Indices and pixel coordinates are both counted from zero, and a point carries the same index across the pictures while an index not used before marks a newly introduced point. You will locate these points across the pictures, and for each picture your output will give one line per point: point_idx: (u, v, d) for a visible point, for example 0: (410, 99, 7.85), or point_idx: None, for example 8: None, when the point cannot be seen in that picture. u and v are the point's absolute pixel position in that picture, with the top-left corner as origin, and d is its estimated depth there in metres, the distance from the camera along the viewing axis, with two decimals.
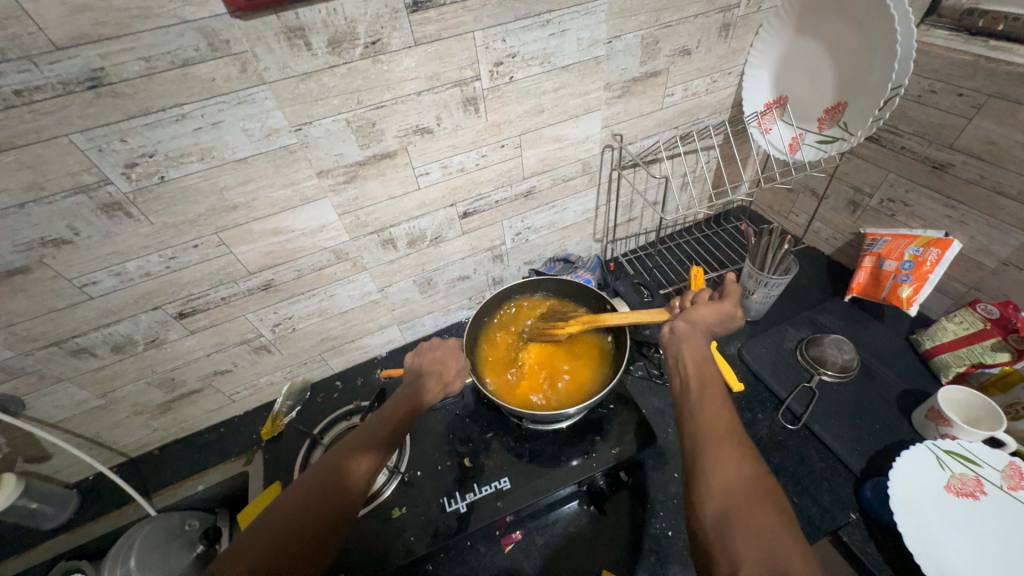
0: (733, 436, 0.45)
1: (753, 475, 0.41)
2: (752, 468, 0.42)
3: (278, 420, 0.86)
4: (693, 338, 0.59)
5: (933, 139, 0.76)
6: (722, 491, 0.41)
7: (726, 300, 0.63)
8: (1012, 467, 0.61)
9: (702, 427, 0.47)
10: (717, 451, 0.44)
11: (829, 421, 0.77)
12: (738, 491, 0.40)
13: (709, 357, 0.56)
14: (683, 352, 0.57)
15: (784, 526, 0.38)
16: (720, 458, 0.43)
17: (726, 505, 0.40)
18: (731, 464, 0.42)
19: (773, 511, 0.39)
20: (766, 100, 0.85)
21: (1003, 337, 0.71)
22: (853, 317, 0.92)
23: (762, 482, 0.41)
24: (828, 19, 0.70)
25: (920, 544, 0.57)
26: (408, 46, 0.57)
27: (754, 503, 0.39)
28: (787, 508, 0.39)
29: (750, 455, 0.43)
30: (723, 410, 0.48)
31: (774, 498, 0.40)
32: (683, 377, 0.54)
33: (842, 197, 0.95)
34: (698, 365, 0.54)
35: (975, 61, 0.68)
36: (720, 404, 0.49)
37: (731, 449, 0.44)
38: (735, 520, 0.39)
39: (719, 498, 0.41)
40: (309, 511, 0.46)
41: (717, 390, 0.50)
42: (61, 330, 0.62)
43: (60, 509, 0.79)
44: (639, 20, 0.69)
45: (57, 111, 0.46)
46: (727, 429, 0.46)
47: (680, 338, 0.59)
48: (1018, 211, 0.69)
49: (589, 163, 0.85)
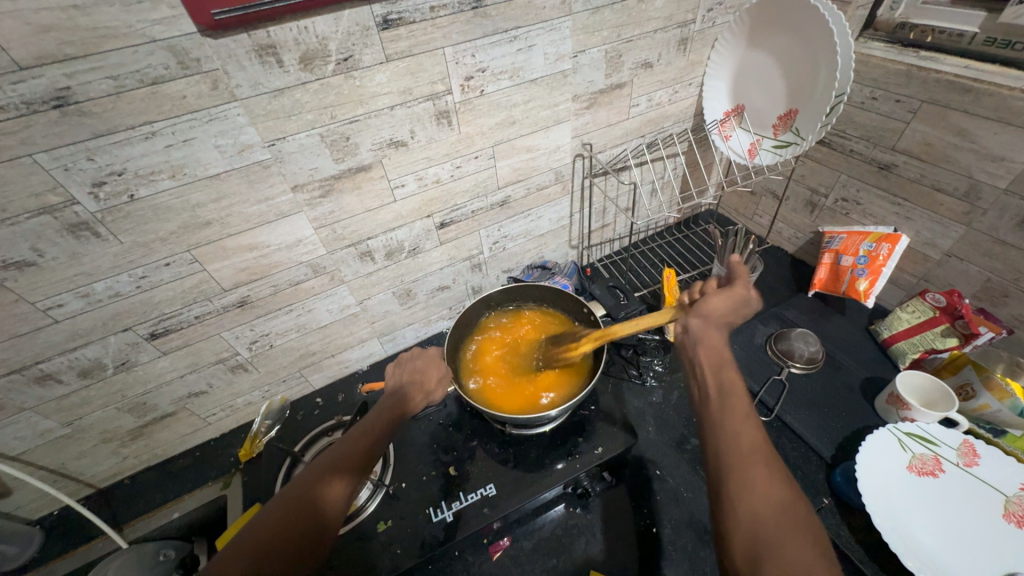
0: (762, 456, 0.42)
1: (786, 503, 0.39)
2: (785, 495, 0.39)
3: (256, 441, 0.84)
4: (708, 334, 0.54)
5: (877, 142, 0.82)
6: (755, 520, 0.38)
7: (738, 286, 0.57)
8: (966, 445, 0.65)
9: (728, 446, 0.43)
10: (748, 475, 0.40)
11: (799, 411, 0.80)
12: (771, 520, 0.38)
13: (726, 359, 0.51)
14: (699, 355, 0.53)
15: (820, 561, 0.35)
16: (752, 484, 0.40)
17: (759, 539, 0.37)
18: (763, 491, 0.39)
19: (809, 546, 0.36)
20: (725, 109, 0.90)
21: (951, 323, 0.76)
22: (817, 311, 0.97)
23: (796, 509, 0.38)
24: (775, 34, 0.76)
25: (886, 523, 0.60)
26: (380, 63, 0.58)
27: (789, 533, 0.37)
28: (823, 541, 0.37)
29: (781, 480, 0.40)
30: (751, 426, 0.44)
31: (808, 530, 0.37)
32: (701, 387, 0.50)
33: (800, 198, 1.00)
34: (715, 373, 0.50)
35: (909, 70, 0.74)
36: (747, 415, 0.45)
37: (762, 473, 0.41)
38: (769, 556, 0.36)
39: (751, 531, 0.38)
40: (281, 537, 0.45)
41: (742, 402, 0.46)
42: (23, 356, 0.59)
43: (22, 548, 0.74)
44: (602, 35, 0.73)
45: (20, 131, 0.45)
46: (758, 449, 0.42)
47: (695, 333, 0.55)
48: (955, 206, 0.75)
49: (561, 171, 0.88)
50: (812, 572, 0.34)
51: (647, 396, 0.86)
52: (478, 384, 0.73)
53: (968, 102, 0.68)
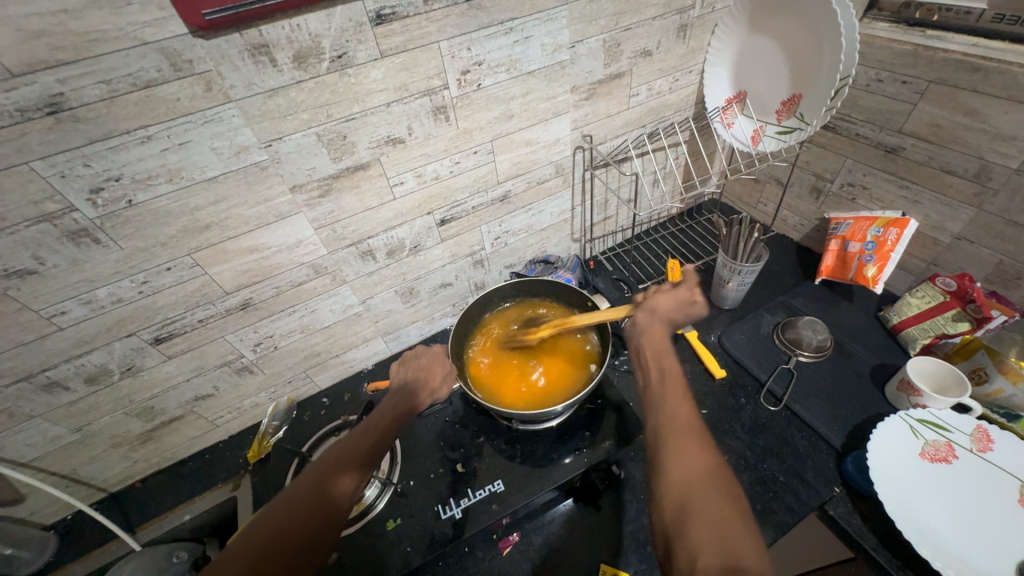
0: (695, 429, 0.46)
1: (713, 467, 0.42)
2: (711, 462, 0.43)
3: (264, 441, 0.84)
4: (652, 327, 0.60)
5: (883, 124, 0.80)
6: (684, 481, 0.41)
7: (683, 287, 0.65)
8: (979, 430, 0.64)
9: (664, 420, 0.47)
10: (680, 445, 0.44)
11: (808, 400, 0.79)
12: (697, 483, 0.41)
13: (671, 348, 0.57)
14: (644, 343, 0.58)
15: (737, 517, 0.38)
16: (681, 451, 0.43)
17: (686, 497, 0.40)
18: (690, 459, 0.43)
19: (729, 506, 0.39)
20: (727, 96, 0.89)
21: (962, 307, 0.75)
22: (824, 299, 0.95)
23: (722, 470, 0.42)
24: (777, 17, 0.74)
25: (900, 511, 0.59)
26: (374, 59, 0.57)
27: (712, 494, 0.40)
28: (742, 500, 0.40)
29: (709, 449, 0.44)
30: (686, 404, 0.48)
31: (729, 489, 0.41)
32: (644, 371, 0.55)
33: (805, 185, 0.99)
34: (657, 359, 0.55)
35: (915, 50, 0.72)
36: (684, 394, 0.50)
37: (691, 443, 0.44)
38: (693, 515, 0.39)
39: (679, 490, 0.41)
40: (286, 529, 0.45)
41: (679, 384, 0.51)
42: (30, 364, 0.60)
43: (37, 553, 0.75)
44: (600, 24, 0.71)
45: (16, 139, 0.45)
46: (688, 422, 0.47)
47: (641, 326, 0.61)
48: (965, 188, 0.74)
49: (561, 164, 0.87)
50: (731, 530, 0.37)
51: None
52: (485, 379, 0.73)
53: (977, 81, 0.67)
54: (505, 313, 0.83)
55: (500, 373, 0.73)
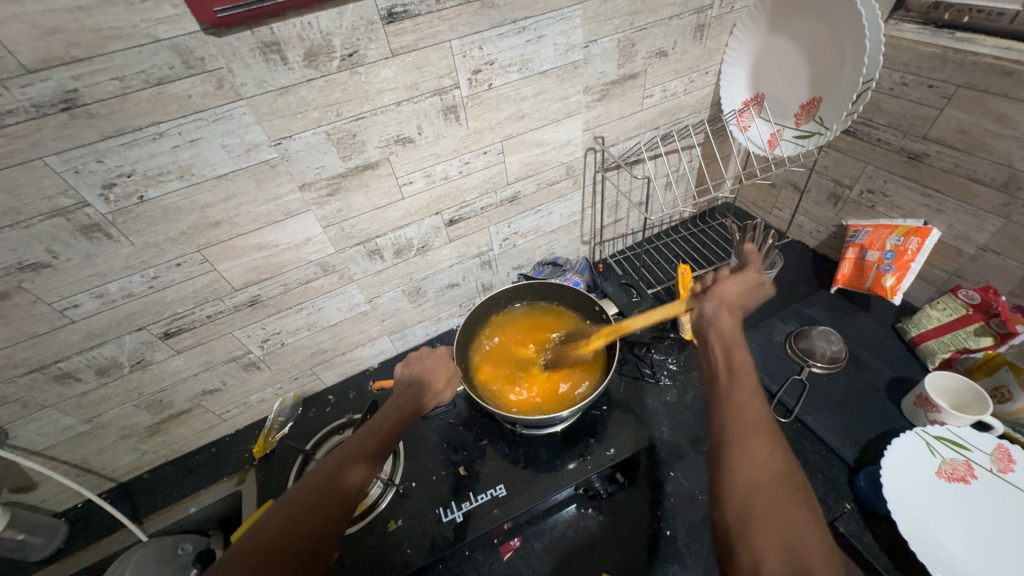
0: (766, 431, 0.44)
1: (784, 472, 0.40)
2: (783, 466, 0.41)
3: (270, 437, 0.86)
4: (722, 319, 0.58)
5: (907, 130, 0.78)
6: (752, 481, 0.40)
7: (750, 271, 0.64)
8: (1000, 450, 0.62)
9: (730, 415, 0.45)
10: (749, 443, 0.42)
11: (821, 413, 0.77)
12: (766, 487, 0.39)
13: (740, 340, 0.54)
14: (713, 335, 0.56)
15: (809, 530, 0.37)
16: (750, 450, 0.42)
17: (750, 505, 0.39)
18: (761, 460, 0.41)
19: (802, 517, 0.38)
20: (743, 99, 0.87)
21: (985, 322, 0.72)
22: (840, 308, 0.93)
23: (793, 478, 0.40)
24: (799, 18, 0.72)
25: (915, 532, 0.57)
26: (385, 57, 0.57)
27: (784, 501, 0.38)
28: (814, 510, 0.39)
29: (780, 451, 0.42)
30: (757, 401, 0.46)
31: (803, 500, 0.39)
32: (712, 362, 0.52)
33: (823, 190, 0.96)
34: (727, 351, 0.53)
35: (943, 53, 0.70)
36: (754, 390, 0.47)
37: (762, 443, 0.42)
38: (759, 519, 0.38)
39: (744, 490, 0.40)
40: (288, 541, 0.44)
41: (749, 378, 0.49)
42: (43, 355, 0.61)
43: (48, 539, 0.77)
44: (615, 24, 0.70)
45: (31, 134, 0.46)
46: (760, 422, 0.44)
47: (710, 317, 0.58)
48: (992, 198, 0.71)
49: (572, 166, 0.86)
50: (801, 536, 0.36)
51: (660, 395, 0.83)
52: (491, 385, 0.71)
53: (1009, 86, 0.64)
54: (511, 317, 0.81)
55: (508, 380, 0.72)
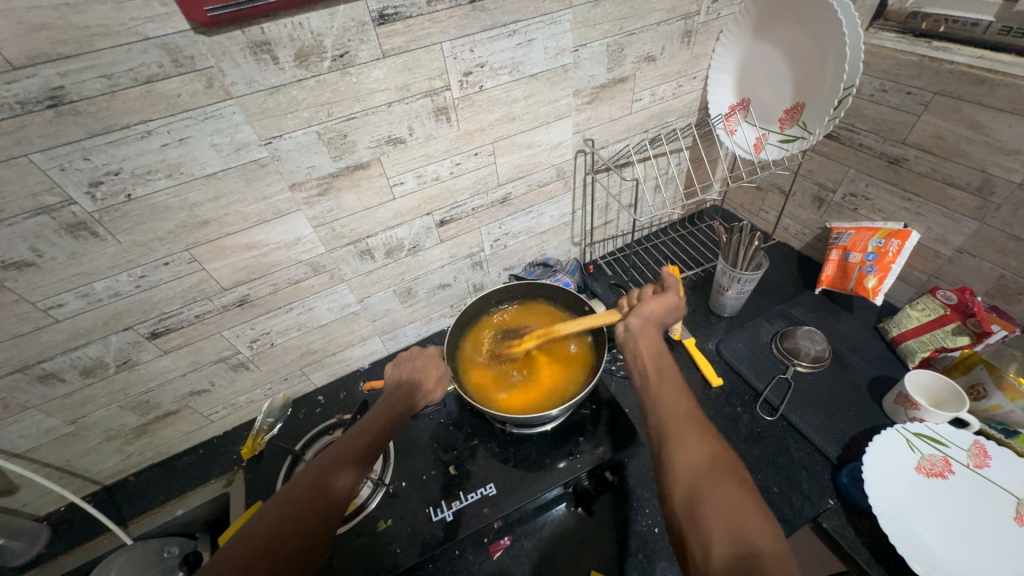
0: (695, 419, 0.46)
1: (717, 454, 0.42)
2: (715, 449, 0.43)
3: (258, 438, 0.85)
4: (647, 333, 0.60)
5: (886, 135, 0.80)
6: (690, 472, 0.41)
7: (670, 292, 0.64)
8: (976, 446, 0.64)
9: (662, 414, 0.47)
10: (680, 437, 0.44)
11: (805, 411, 0.79)
12: (704, 473, 0.41)
13: (664, 347, 0.57)
14: (639, 345, 0.58)
15: (751, 505, 0.38)
16: (682, 443, 0.43)
17: (693, 493, 0.40)
18: (694, 448, 0.43)
19: (742, 493, 0.39)
20: (731, 103, 0.88)
21: (962, 321, 0.74)
22: (823, 309, 0.95)
23: (726, 456, 0.42)
24: (781, 26, 0.74)
25: (895, 526, 0.58)
26: (376, 59, 0.57)
27: (721, 482, 0.40)
28: (749, 482, 0.40)
29: (710, 436, 0.44)
30: (683, 395, 0.48)
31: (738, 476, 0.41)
32: (641, 371, 0.54)
33: (807, 194, 0.99)
34: (654, 358, 0.55)
35: (920, 61, 0.72)
36: (680, 385, 0.50)
37: (692, 433, 0.44)
38: (702, 506, 0.38)
39: (685, 481, 0.41)
40: (277, 543, 0.44)
41: (675, 376, 0.51)
42: (26, 355, 0.60)
43: (29, 543, 0.75)
44: (605, 28, 0.71)
45: (16, 131, 0.45)
46: (688, 413, 0.46)
47: (635, 331, 0.60)
48: (967, 201, 0.73)
49: (563, 168, 0.86)
50: (743, 513, 0.37)
51: None
52: (477, 386, 0.72)
53: (982, 93, 0.66)
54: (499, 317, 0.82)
55: (491, 382, 0.72)
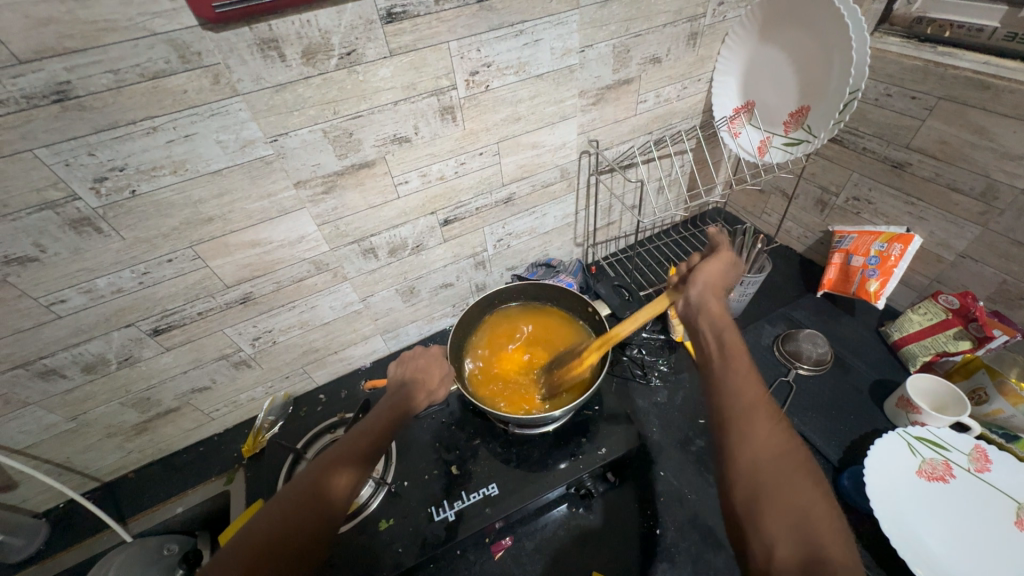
0: (766, 410, 0.43)
1: (787, 450, 0.40)
2: (786, 445, 0.40)
3: (259, 436, 0.84)
4: (710, 305, 0.55)
5: (891, 139, 0.80)
6: (757, 464, 0.40)
7: (723, 252, 0.60)
8: (978, 450, 0.64)
9: (730, 401, 0.44)
10: (749, 428, 0.42)
11: (806, 414, 0.79)
12: (773, 468, 0.39)
13: (732, 324, 0.52)
14: (703, 322, 0.54)
15: (820, 506, 0.37)
16: (752, 435, 0.41)
17: (758, 488, 0.38)
18: (763, 440, 0.41)
19: (812, 492, 0.37)
20: (734, 105, 0.88)
21: (964, 326, 0.74)
22: (825, 313, 0.95)
23: (798, 452, 0.40)
24: (787, 28, 0.74)
25: (897, 529, 0.59)
26: (383, 57, 0.57)
27: (791, 478, 0.38)
28: (821, 481, 0.39)
29: (781, 429, 0.42)
30: (755, 384, 0.45)
31: (808, 473, 0.39)
32: (703, 348, 0.51)
33: (810, 197, 0.99)
34: (720, 336, 0.51)
35: (925, 66, 0.72)
36: (751, 373, 0.46)
37: (763, 424, 0.42)
38: (767, 501, 0.37)
39: (750, 474, 0.39)
40: (276, 545, 0.44)
41: (744, 361, 0.48)
42: (27, 351, 0.59)
43: (28, 540, 0.75)
44: (611, 29, 0.71)
45: (21, 125, 0.45)
46: (758, 403, 0.44)
47: (697, 304, 0.56)
48: (971, 206, 0.73)
49: (567, 168, 0.86)
50: (812, 514, 0.36)
51: (651, 396, 0.85)
52: (483, 386, 0.72)
53: (987, 99, 0.66)
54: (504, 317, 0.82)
55: (495, 383, 0.72)
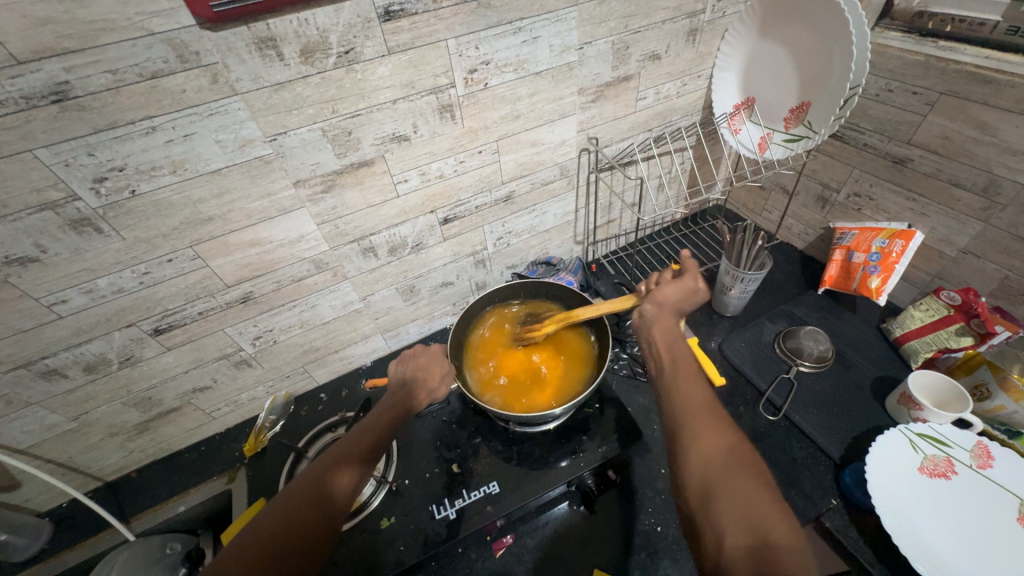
0: (711, 411, 0.45)
1: (733, 447, 0.42)
2: (732, 442, 0.42)
3: (260, 435, 0.85)
4: (663, 319, 0.59)
5: (892, 135, 0.80)
6: (706, 463, 0.41)
7: (687, 276, 0.63)
8: (979, 446, 0.64)
9: (679, 405, 0.46)
10: (696, 429, 0.43)
11: (808, 411, 0.79)
12: (719, 466, 0.40)
13: (680, 336, 0.56)
14: (655, 334, 0.57)
15: (765, 497, 0.38)
16: (698, 436, 0.43)
17: (709, 482, 0.40)
18: (710, 440, 0.42)
19: (756, 484, 0.39)
20: (735, 102, 0.87)
21: (966, 322, 0.74)
22: (827, 309, 0.95)
23: (742, 448, 0.42)
24: (788, 24, 0.73)
25: (899, 527, 0.58)
26: (381, 55, 0.57)
27: (736, 474, 0.39)
28: (765, 473, 0.40)
29: (726, 427, 0.43)
30: (700, 387, 0.47)
31: (753, 466, 0.40)
32: (657, 360, 0.54)
33: (811, 193, 0.98)
34: (670, 346, 0.54)
35: (926, 61, 0.72)
36: (697, 377, 0.49)
37: (708, 425, 0.43)
38: (716, 498, 0.38)
39: (700, 473, 0.41)
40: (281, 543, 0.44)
41: (692, 367, 0.50)
42: (29, 351, 0.60)
43: (32, 539, 0.75)
44: (610, 26, 0.71)
45: (21, 126, 0.45)
46: (704, 405, 0.46)
47: (650, 317, 0.59)
48: (973, 202, 0.73)
49: (566, 166, 0.86)
50: (757, 505, 0.37)
51: (652, 394, 0.85)
52: (483, 382, 0.72)
53: (989, 94, 0.66)
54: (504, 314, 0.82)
55: (496, 378, 0.72)
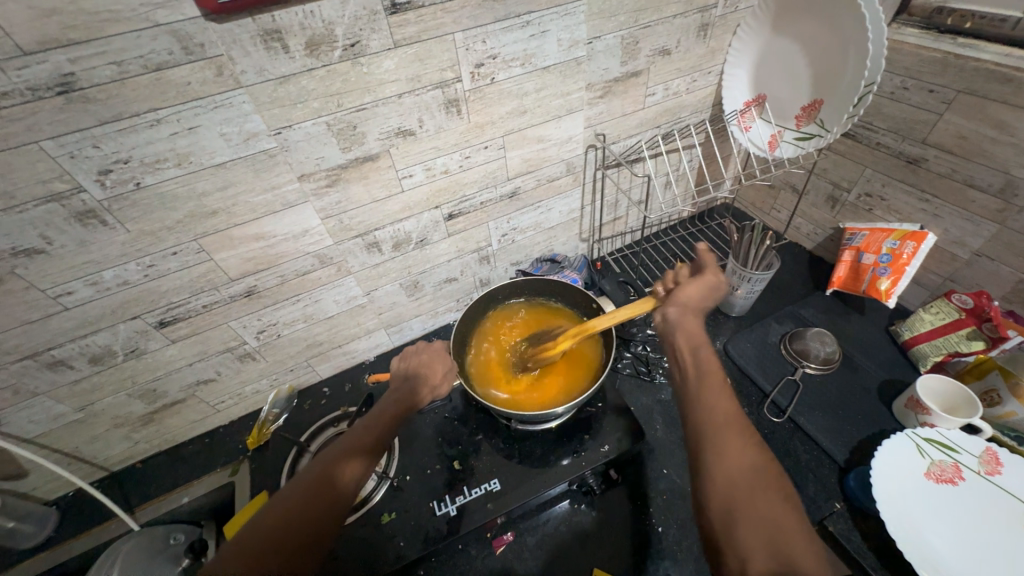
0: (738, 426, 0.44)
1: (759, 465, 0.41)
2: (758, 460, 0.41)
3: (264, 428, 0.85)
4: (687, 323, 0.57)
5: (906, 134, 0.78)
6: (731, 480, 0.40)
7: (708, 273, 0.62)
8: (988, 452, 0.63)
9: (704, 418, 0.45)
10: (722, 444, 0.43)
11: (813, 413, 0.78)
12: (745, 484, 0.40)
13: (706, 342, 0.54)
14: (679, 340, 0.55)
15: (791, 520, 0.38)
16: (725, 451, 0.42)
17: (733, 501, 0.39)
18: (737, 456, 0.41)
19: (781, 506, 0.38)
20: (745, 99, 0.86)
21: (978, 326, 0.73)
22: (834, 311, 0.94)
23: (768, 467, 0.41)
24: (801, 20, 0.72)
25: (904, 533, 0.58)
26: (387, 48, 0.56)
27: (762, 494, 0.39)
28: (792, 496, 0.40)
29: (753, 444, 0.43)
30: (726, 400, 0.46)
31: (780, 488, 0.40)
32: (680, 368, 0.52)
33: (821, 193, 0.97)
34: (694, 353, 0.53)
35: (944, 58, 0.70)
36: (723, 389, 0.48)
37: (735, 440, 0.43)
38: (741, 517, 0.38)
39: (724, 489, 0.40)
40: (282, 539, 0.44)
41: (718, 377, 0.49)
42: (36, 342, 0.60)
43: (39, 526, 0.76)
44: (619, 20, 0.70)
45: (26, 118, 0.45)
46: (731, 419, 0.45)
47: (674, 321, 0.58)
48: (988, 204, 0.71)
49: (573, 162, 0.85)
50: (783, 528, 0.37)
51: (655, 393, 0.84)
52: (487, 379, 0.72)
53: (1009, 93, 0.64)
54: (509, 312, 0.82)
55: (499, 376, 0.72)
